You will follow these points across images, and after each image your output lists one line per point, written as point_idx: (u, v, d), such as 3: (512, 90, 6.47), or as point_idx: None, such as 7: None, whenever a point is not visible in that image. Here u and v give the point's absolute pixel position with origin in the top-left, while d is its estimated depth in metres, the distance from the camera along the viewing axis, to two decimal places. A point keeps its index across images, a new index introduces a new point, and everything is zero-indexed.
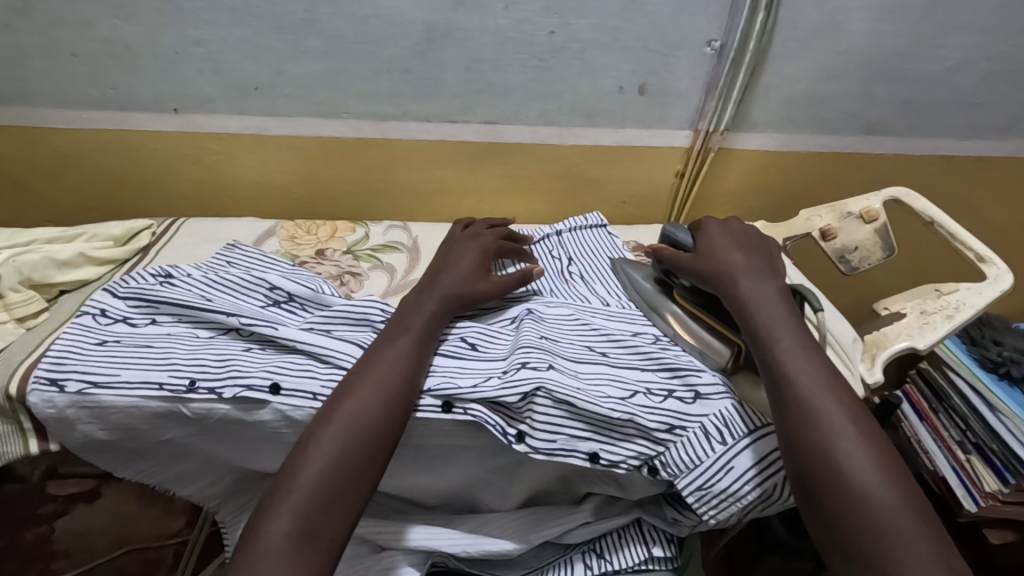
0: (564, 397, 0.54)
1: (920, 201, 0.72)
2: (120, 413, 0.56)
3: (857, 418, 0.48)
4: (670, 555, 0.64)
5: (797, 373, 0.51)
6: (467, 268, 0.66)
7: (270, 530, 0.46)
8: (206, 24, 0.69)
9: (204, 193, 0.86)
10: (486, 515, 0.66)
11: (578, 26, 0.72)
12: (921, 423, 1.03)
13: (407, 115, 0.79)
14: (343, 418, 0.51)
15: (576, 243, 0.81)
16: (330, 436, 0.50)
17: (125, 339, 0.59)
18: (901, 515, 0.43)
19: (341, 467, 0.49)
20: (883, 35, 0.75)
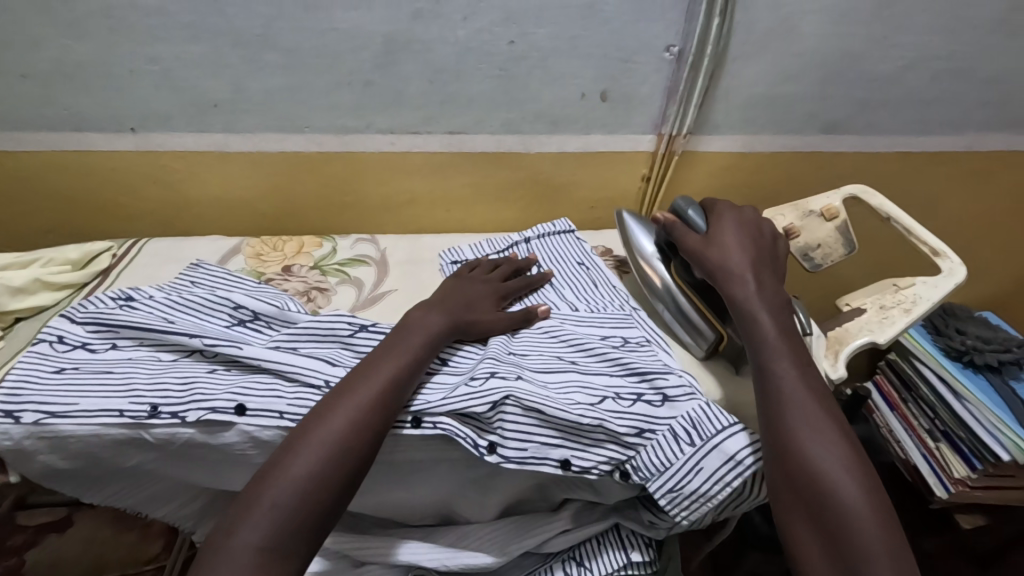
0: (533, 405, 0.54)
1: (877, 198, 0.74)
2: (80, 442, 0.54)
3: (838, 426, 0.50)
4: (648, 559, 0.65)
5: (786, 380, 0.52)
6: (470, 300, 0.66)
7: (240, 542, 0.45)
8: (161, 41, 0.69)
9: (167, 212, 0.84)
10: (464, 526, 0.65)
11: (537, 36, 0.72)
12: (891, 413, 1.05)
13: (371, 128, 0.79)
14: (324, 431, 0.50)
15: (545, 250, 0.81)
16: (306, 448, 0.49)
17: (84, 366, 0.58)
18: (873, 526, 0.44)
19: (313, 475, 0.48)
20: (836, 37, 0.76)
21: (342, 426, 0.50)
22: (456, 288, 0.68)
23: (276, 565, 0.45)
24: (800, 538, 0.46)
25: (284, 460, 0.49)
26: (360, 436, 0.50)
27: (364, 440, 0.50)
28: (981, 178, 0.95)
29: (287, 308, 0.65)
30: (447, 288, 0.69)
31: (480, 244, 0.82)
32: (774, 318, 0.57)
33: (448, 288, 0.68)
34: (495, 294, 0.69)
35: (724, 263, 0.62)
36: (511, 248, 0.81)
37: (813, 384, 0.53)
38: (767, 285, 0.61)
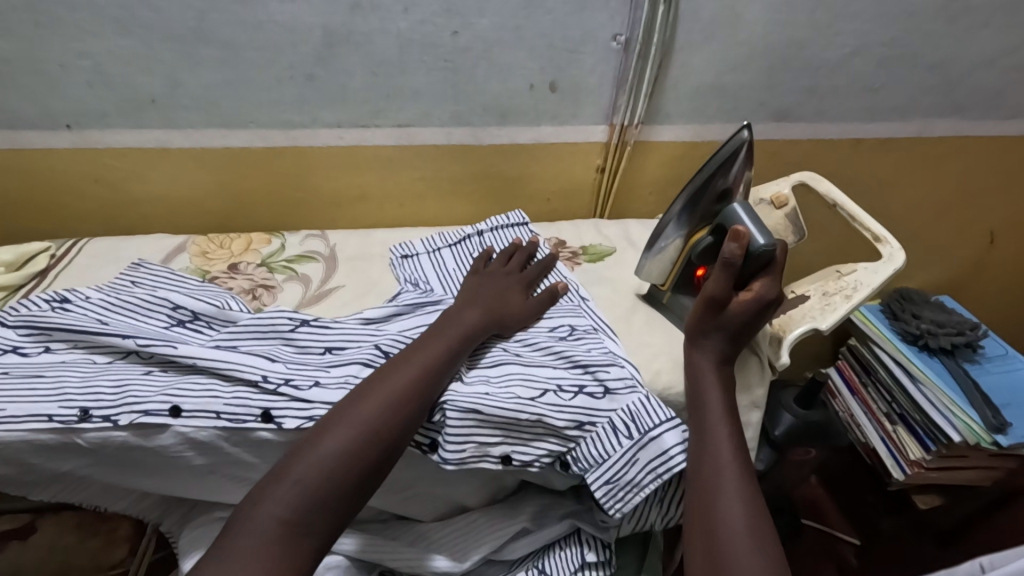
0: (470, 406, 0.54)
1: (824, 184, 0.74)
2: (10, 449, 0.53)
3: (757, 497, 0.51)
4: (603, 560, 0.63)
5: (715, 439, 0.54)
6: (504, 298, 0.66)
7: (266, 515, 0.46)
8: (90, 36, 0.67)
9: (109, 211, 0.82)
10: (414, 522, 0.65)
11: (480, 27, 0.72)
12: (852, 397, 1.07)
13: (316, 122, 0.77)
14: (358, 416, 0.50)
15: (498, 242, 0.80)
16: (338, 432, 0.49)
17: (13, 370, 0.56)
18: None
19: (339, 458, 0.48)
20: (778, 26, 0.77)
21: (369, 413, 0.51)
22: (487, 279, 0.69)
23: (296, 540, 0.46)
24: None
25: (313, 444, 0.49)
26: (394, 423, 0.51)
27: (396, 428, 0.51)
28: (930, 165, 0.96)
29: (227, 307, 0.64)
30: (476, 281, 0.69)
31: (432, 237, 0.81)
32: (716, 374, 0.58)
33: (475, 285, 0.68)
34: (525, 279, 0.70)
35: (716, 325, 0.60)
36: (463, 242, 0.80)
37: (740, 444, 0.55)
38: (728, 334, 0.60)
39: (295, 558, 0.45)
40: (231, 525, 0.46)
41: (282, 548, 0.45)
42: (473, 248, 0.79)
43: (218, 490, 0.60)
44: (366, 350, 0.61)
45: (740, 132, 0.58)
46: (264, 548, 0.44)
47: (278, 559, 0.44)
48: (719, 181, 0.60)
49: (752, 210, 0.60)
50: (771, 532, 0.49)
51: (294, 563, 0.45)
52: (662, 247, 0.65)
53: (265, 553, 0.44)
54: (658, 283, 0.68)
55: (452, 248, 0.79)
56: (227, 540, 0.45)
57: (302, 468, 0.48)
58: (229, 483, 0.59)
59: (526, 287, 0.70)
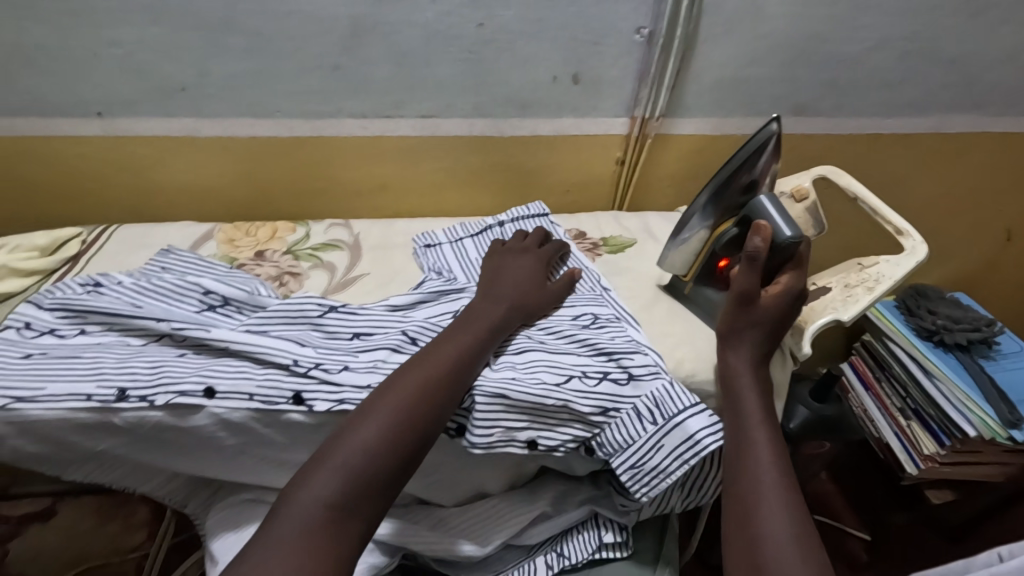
0: (497, 391, 0.55)
1: (845, 178, 0.74)
2: (49, 426, 0.54)
3: (799, 502, 0.50)
4: (621, 541, 0.66)
5: (756, 441, 0.54)
6: (525, 282, 0.67)
7: (310, 498, 0.46)
8: (122, 24, 0.68)
9: (135, 199, 0.83)
10: (437, 506, 0.66)
11: (505, 18, 0.73)
12: (865, 393, 1.07)
13: (340, 112, 0.78)
14: (395, 401, 0.51)
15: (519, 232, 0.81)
16: (376, 417, 0.50)
17: (51, 351, 0.58)
18: None
19: (380, 442, 0.49)
20: (800, 19, 0.77)
21: (406, 398, 0.52)
22: (508, 264, 0.70)
23: (342, 522, 0.47)
24: None
25: (352, 429, 0.50)
26: (430, 410, 0.52)
27: (431, 414, 0.52)
28: (948, 161, 0.96)
29: (257, 292, 0.65)
30: (496, 266, 0.70)
31: (454, 228, 0.82)
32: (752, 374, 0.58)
33: (499, 268, 0.70)
34: (542, 261, 0.71)
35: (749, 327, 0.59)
36: (485, 233, 0.81)
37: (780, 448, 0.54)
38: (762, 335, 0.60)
39: (338, 541, 0.46)
40: (275, 509, 0.47)
41: (325, 532, 0.46)
42: (494, 239, 0.80)
43: (248, 471, 0.61)
44: (393, 336, 0.62)
45: (770, 126, 0.58)
46: (311, 531, 0.45)
47: (325, 540, 0.45)
48: (747, 172, 0.60)
49: (778, 202, 0.59)
50: (816, 538, 0.48)
51: (340, 544, 0.46)
52: (685, 239, 0.66)
53: (312, 535, 0.45)
54: (681, 274, 0.69)
55: (474, 239, 0.80)
56: (272, 522, 0.45)
57: (343, 453, 0.49)
58: (259, 464, 0.60)
59: (546, 271, 0.71)
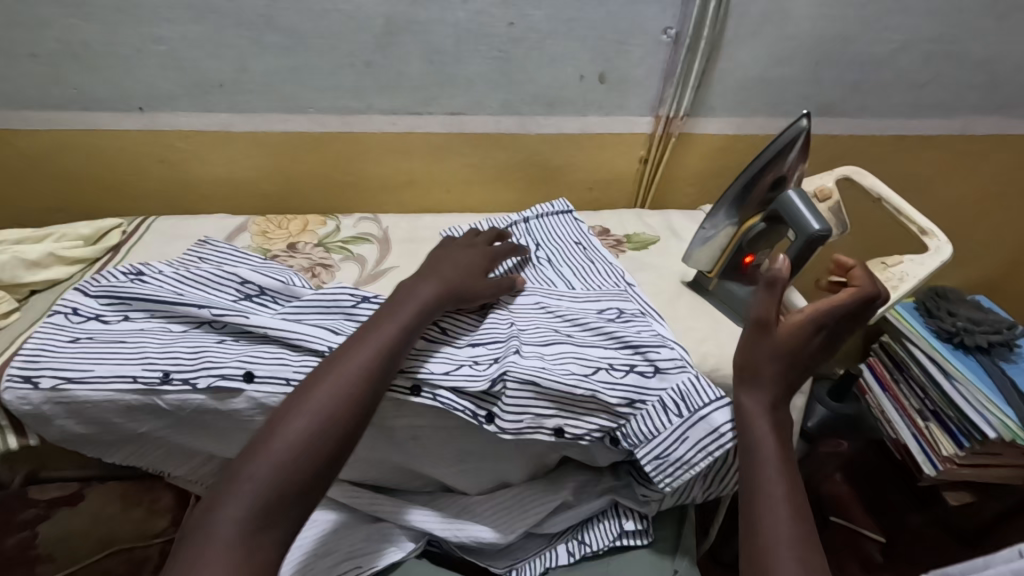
0: (529, 378, 0.57)
1: (868, 178, 0.75)
2: (97, 407, 0.57)
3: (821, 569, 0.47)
4: (642, 529, 0.67)
5: (774, 500, 0.50)
6: (461, 272, 0.65)
7: (224, 517, 0.45)
8: (165, 22, 0.70)
9: (171, 192, 0.86)
10: (459, 494, 0.67)
11: (535, 18, 0.74)
12: (883, 394, 1.07)
13: (371, 109, 0.80)
14: (312, 404, 0.50)
15: (544, 228, 0.82)
16: (293, 423, 0.49)
17: (98, 336, 0.60)
18: None
19: (293, 450, 0.48)
20: (825, 20, 0.78)
21: (321, 401, 0.50)
22: (453, 256, 0.68)
23: (257, 536, 0.45)
24: None
25: (267, 439, 0.48)
26: (347, 410, 0.50)
27: (351, 416, 0.51)
28: (971, 162, 0.96)
29: (292, 283, 0.67)
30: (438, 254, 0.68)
31: (479, 223, 0.83)
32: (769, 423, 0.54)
33: (439, 258, 0.67)
34: (489, 257, 0.69)
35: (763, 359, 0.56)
36: (510, 229, 0.83)
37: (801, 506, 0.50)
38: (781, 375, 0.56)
39: (256, 557, 0.44)
40: (190, 532, 0.45)
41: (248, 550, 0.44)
42: (520, 235, 0.82)
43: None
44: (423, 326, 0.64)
45: (798, 122, 0.58)
46: (225, 550, 0.44)
47: (238, 557, 0.44)
48: (775, 170, 0.61)
49: (807, 198, 0.59)
50: None
51: (255, 558, 0.44)
52: (711, 235, 0.67)
53: (225, 556, 0.44)
54: (705, 271, 0.70)
55: (500, 234, 0.82)
56: (187, 547, 0.44)
57: (261, 465, 0.47)
58: None
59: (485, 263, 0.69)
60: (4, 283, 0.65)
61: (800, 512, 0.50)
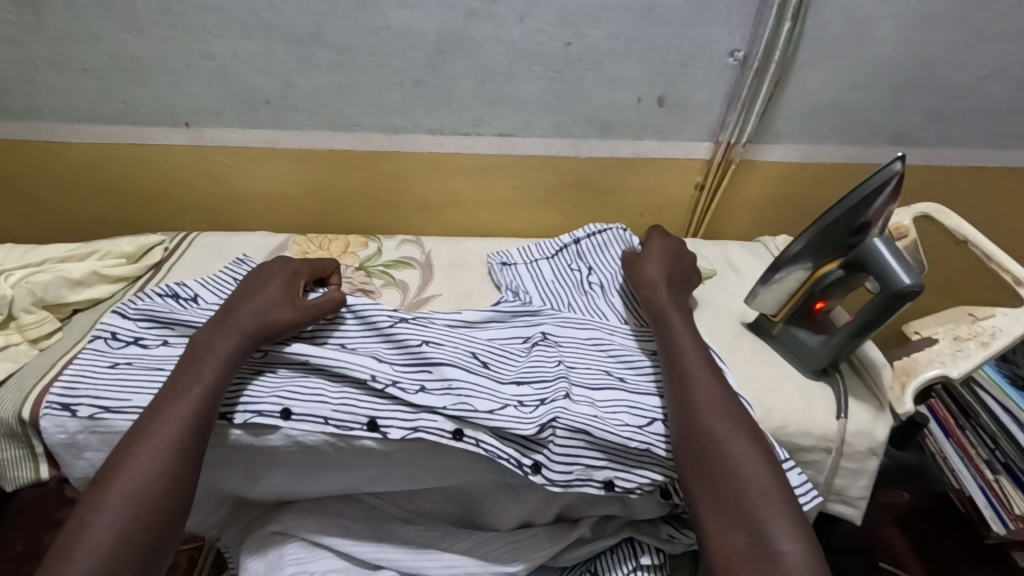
0: (580, 426, 0.54)
1: (951, 218, 0.69)
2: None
3: (735, 406, 0.54)
4: (658, 563, 0.62)
5: (685, 356, 0.57)
6: (262, 305, 0.58)
7: None
8: (215, 38, 0.69)
9: (216, 206, 0.85)
10: (483, 533, 0.64)
11: (595, 37, 0.70)
12: (946, 440, 0.90)
13: (419, 128, 0.78)
14: (119, 498, 0.46)
15: (597, 250, 0.78)
16: (97, 523, 0.45)
17: (137, 362, 0.58)
18: (773, 491, 0.48)
19: (121, 532, 0.45)
20: (912, 44, 0.72)
21: (129, 493, 0.46)
22: (250, 290, 0.61)
23: None
24: (707, 507, 0.49)
25: (64, 562, 0.43)
26: (162, 480, 0.47)
27: (168, 488, 0.47)
28: None
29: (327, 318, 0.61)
30: (245, 289, 0.61)
31: (529, 248, 0.79)
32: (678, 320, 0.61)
33: (245, 295, 0.60)
34: (297, 277, 0.62)
35: (652, 282, 0.65)
36: (561, 253, 0.78)
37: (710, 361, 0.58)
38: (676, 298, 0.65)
39: None
40: None
41: None
42: (571, 260, 0.78)
43: (309, 489, 0.60)
44: (463, 355, 0.60)
45: (888, 168, 0.53)
46: None
47: None
48: (859, 213, 0.55)
49: (895, 245, 0.54)
50: (759, 434, 0.52)
51: None
52: (778, 281, 0.62)
53: None
54: (770, 314, 0.65)
55: (551, 261, 0.78)
56: None
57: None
58: (319, 484, 0.59)
59: (297, 283, 0.61)
60: (47, 303, 0.65)
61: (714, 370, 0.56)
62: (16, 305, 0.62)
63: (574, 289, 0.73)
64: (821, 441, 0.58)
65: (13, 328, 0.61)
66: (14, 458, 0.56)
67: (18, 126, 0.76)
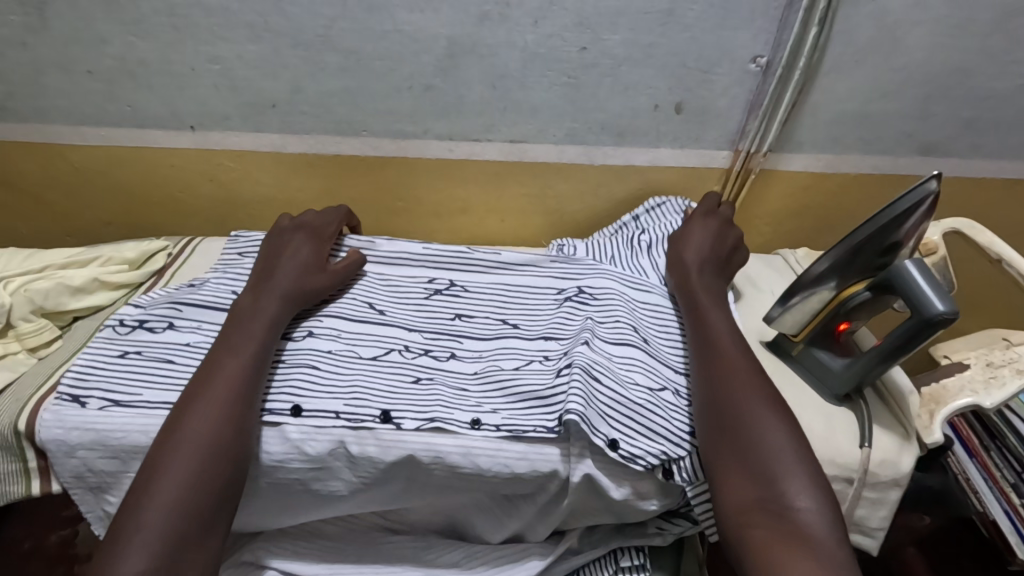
0: (593, 369, 0.56)
1: (985, 234, 0.66)
2: (127, 437, 0.52)
3: (760, 374, 0.54)
4: (640, 563, 0.61)
5: (712, 330, 0.58)
6: (295, 266, 0.62)
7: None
8: (222, 41, 0.67)
9: (223, 211, 0.84)
10: (479, 554, 0.61)
11: (612, 42, 0.68)
12: (969, 460, 0.79)
13: (429, 133, 0.75)
14: (183, 446, 0.48)
15: (653, 220, 0.78)
16: (163, 475, 0.46)
17: (146, 351, 0.58)
18: (790, 453, 0.48)
19: (185, 482, 0.46)
20: (946, 51, 0.68)
21: (190, 445, 0.48)
22: (275, 253, 0.64)
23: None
24: (723, 467, 0.49)
25: (135, 512, 0.45)
26: (219, 433, 0.48)
27: (227, 439, 0.49)
28: None
29: (375, 306, 0.65)
30: (271, 252, 0.64)
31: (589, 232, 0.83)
32: (709, 298, 0.62)
33: (273, 259, 0.63)
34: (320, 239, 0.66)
35: (688, 255, 0.66)
36: (621, 230, 0.80)
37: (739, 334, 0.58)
38: (710, 268, 0.66)
39: None
40: None
41: None
42: (631, 232, 0.79)
43: (297, 514, 0.57)
44: (494, 322, 0.65)
45: (928, 184, 0.51)
46: None
47: None
48: (889, 232, 0.53)
49: (929, 270, 0.51)
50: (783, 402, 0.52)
51: None
52: (799, 301, 0.60)
53: None
54: (791, 333, 0.63)
55: (612, 236, 0.79)
56: None
57: (147, 526, 0.44)
58: (310, 507, 0.57)
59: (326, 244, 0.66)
60: (47, 311, 0.64)
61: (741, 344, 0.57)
62: (15, 313, 0.61)
63: (623, 245, 0.75)
64: (843, 470, 0.55)
65: (12, 335, 0.61)
66: (7, 473, 0.55)
67: (25, 129, 0.75)
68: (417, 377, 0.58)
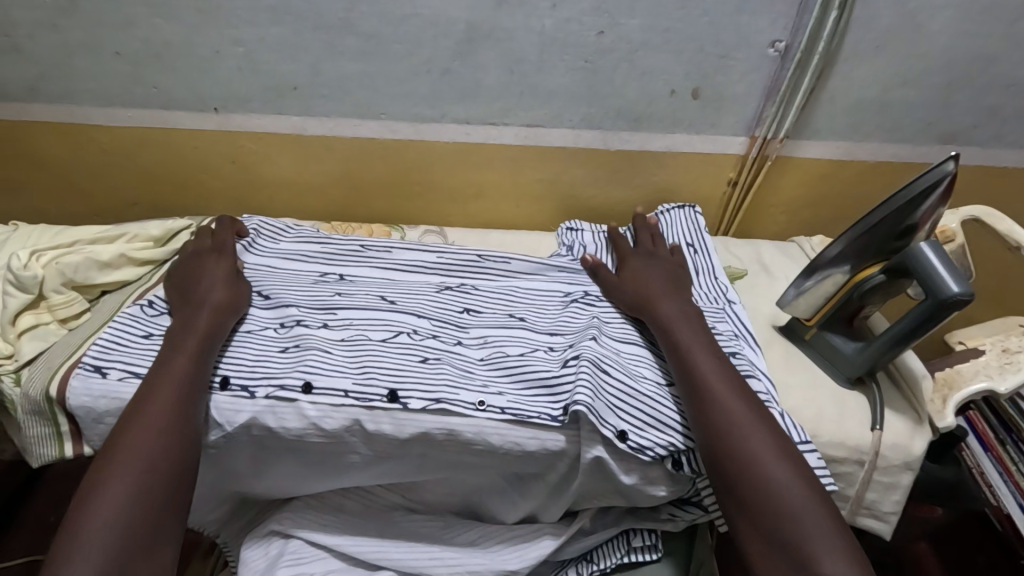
0: (600, 363, 0.57)
1: (1005, 222, 0.66)
2: None
3: (760, 414, 0.51)
4: (651, 544, 0.62)
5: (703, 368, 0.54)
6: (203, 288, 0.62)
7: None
8: (245, 24, 0.69)
9: (242, 192, 0.85)
10: (494, 530, 0.62)
11: (629, 26, 0.68)
12: (984, 454, 0.78)
13: (445, 117, 0.76)
14: (125, 464, 0.47)
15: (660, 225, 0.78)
16: (110, 484, 0.46)
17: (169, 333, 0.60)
18: (810, 506, 0.45)
19: (136, 486, 0.46)
20: (968, 37, 0.68)
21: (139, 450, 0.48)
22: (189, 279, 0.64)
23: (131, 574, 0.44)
24: (748, 533, 0.46)
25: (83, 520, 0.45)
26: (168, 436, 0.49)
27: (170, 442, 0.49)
28: None
29: (387, 300, 0.66)
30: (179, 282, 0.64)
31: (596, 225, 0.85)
32: (683, 330, 0.58)
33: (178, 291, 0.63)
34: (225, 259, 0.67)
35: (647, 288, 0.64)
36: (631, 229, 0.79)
37: (724, 364, 0.55)
38: (668, 294, 0.63)
39: None
40: None
41: None
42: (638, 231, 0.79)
43: (318, 484, 0.59)
44: (502, 317, 0.67)
45: (943, 167, 0.50)
46: None
47: None
48: (905, 217, 0.53)
49: (943, 251, 0.51)
50: (788, 442, 0.49)
51: None
52: (814, 285, 0.60)
53: None
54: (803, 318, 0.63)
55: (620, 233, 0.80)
56: None
57: (88, 540, 0.43)
58: (331, 477, 0.59)
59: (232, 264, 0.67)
60: (77, 284, 0.66)
61: (734, 381, 0.53)
62: (47, 285, 0.64)
63: None
64: (853, 453, 0.56)
65: (44, 307, 0.63)
66: (42, 435, 0.57)
67: (55, 110, 0.77)
68: (425, 357, 0.58)
